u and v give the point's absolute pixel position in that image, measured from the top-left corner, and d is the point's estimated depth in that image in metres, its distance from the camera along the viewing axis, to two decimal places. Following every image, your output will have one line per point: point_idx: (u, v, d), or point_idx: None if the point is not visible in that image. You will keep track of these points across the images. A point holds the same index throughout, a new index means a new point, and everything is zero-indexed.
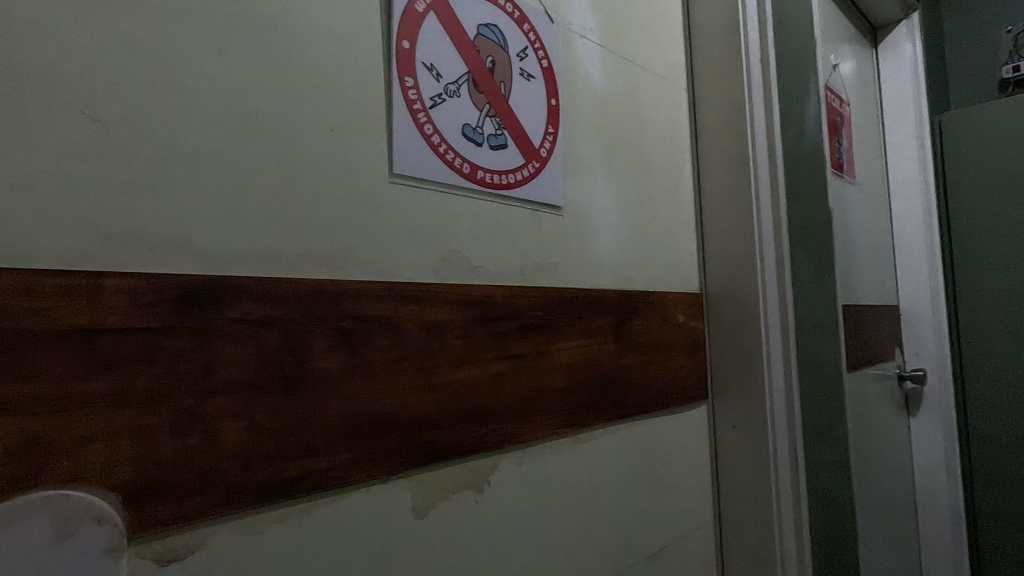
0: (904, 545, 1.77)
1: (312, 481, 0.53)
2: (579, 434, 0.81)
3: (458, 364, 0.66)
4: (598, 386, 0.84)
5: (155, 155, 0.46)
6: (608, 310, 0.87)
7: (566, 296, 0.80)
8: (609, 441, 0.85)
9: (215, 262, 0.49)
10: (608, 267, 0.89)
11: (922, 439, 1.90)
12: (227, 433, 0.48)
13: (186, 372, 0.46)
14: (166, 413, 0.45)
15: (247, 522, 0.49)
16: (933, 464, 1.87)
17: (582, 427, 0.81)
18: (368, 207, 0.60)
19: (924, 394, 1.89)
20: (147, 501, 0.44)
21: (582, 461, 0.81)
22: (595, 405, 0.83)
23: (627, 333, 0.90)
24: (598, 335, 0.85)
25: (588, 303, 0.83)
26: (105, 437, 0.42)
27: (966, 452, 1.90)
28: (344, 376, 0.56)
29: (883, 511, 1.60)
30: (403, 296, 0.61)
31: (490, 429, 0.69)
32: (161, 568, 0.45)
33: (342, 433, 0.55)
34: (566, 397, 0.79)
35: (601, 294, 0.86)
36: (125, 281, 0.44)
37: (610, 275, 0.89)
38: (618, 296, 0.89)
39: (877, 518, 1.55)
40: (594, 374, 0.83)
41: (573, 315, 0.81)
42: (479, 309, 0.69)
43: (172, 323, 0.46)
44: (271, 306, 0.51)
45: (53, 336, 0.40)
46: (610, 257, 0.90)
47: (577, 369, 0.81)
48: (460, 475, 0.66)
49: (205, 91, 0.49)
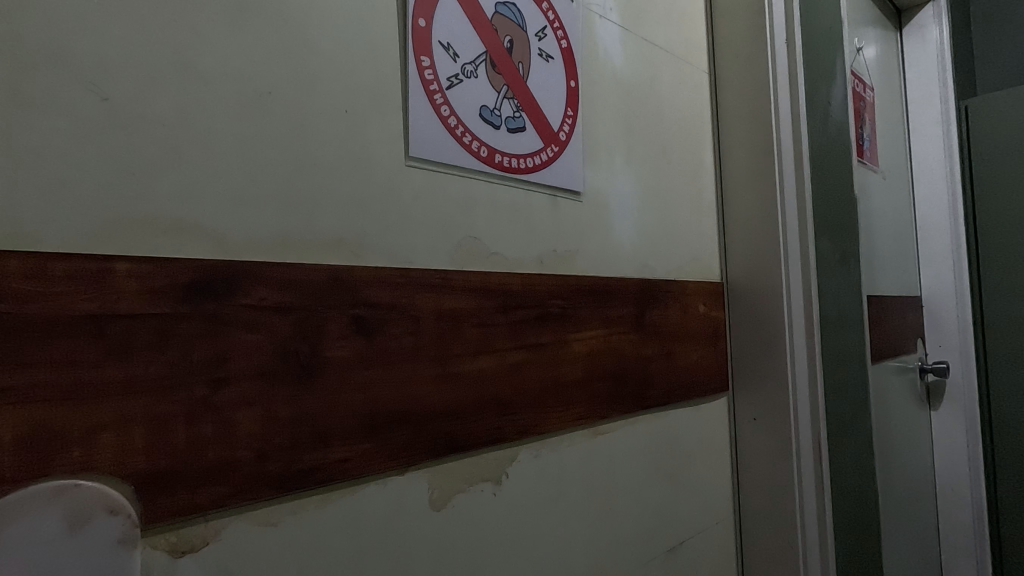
0: (925, 541, 1.74)
1: (329, 472, 0.52)
2: (598, 426, 0.79)
3: (476, 353, 0.64)
4: (618, 376, 0.82)
5: (164, 136, 0.45)
6: (628, 300, 0.84)
7: (586, 285, 0.78)
8: (629, 434, 0.84)
9: (228, 247, 0.47)
10: (627, 256, 0.87)
11: (944, 433, 1.86)
12: (241, 422, 0.47)
13: (198, 360, 0.45)
14: (179, 401, 0.44)
15: (263, 514, 0.48)
16: (955, 460, 1.83)
17: (602, 419, 0.79)
18: (383, 191, 0.58)
19: (947, 387, 1.85)
20: (161, 492, 0.42)
21: (601, 453, 0.79)
22: (615, 396, 0.81)
23: (647, 323, 0.87)
24: (618, 325, 0.82)
25: (607, 292, 0.81)
26: (117, 426, 0.41)
27: (990, 446, 1.85)
28: (360, 365, 0.54)
29: (904, 506, 1.57)
30: (420, 283, 0.59)
31: (509, 420, 0.67)
32: (174, 561, 0.43)
33: (358, 423, 0.54)
34: (585, 388, 0.77)
35: (621, 283, 0.84)
36: (136, 266, 0.42)
37: (630, 263, 0.87)
38: (638, 285, 0.86)
39: (898, 514, 1.52)
40: (614, 364, 0.81)
41: (593, 304, 0.79)
42: (498, 297, 0.67)
43: (184, 309, 0.44)
44: (285, 292, 0.50)
45: (61, 322, 0.39)
46: (629, 246, 0.87)
47: (596, 359, 0.79)
48: (479, 467, 0.64)
49: (216, 69, 0.48)
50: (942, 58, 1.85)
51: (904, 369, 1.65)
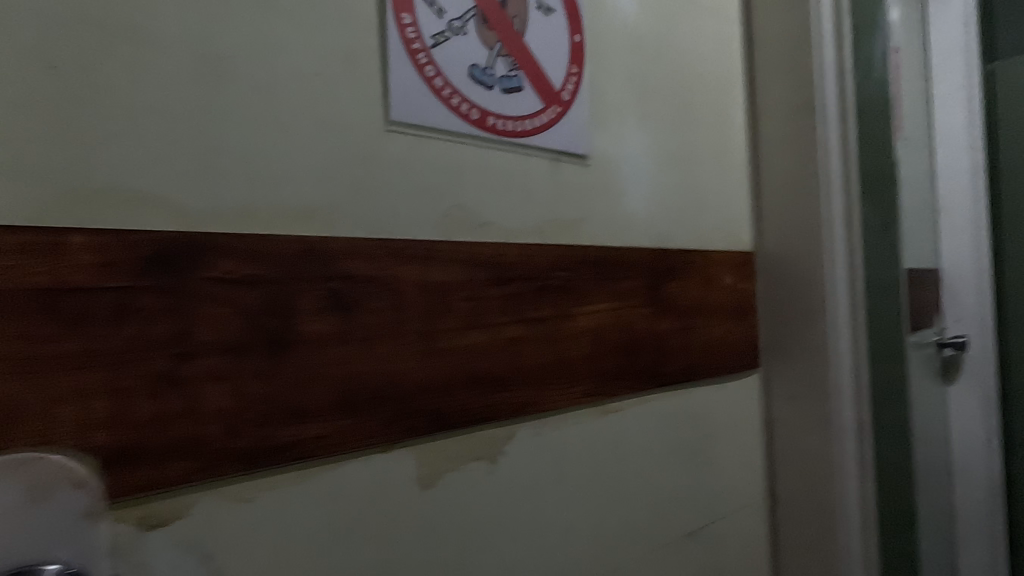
0: (944, 532, 1.60)
1: (306, 448, 0.50)
2: (607, 405, 0.75)
3: (467, 327, 0.61)
4: (630, 352, 0.77)
5: (118, 105, 0.43)
6: (640, 272, 0.79)
7: (591, 255, 0.73)
8: (643, 415, 0.79)
9: (191, 218, 0.46)
10: (640, 225, 0.81)
11: (959, 413, 1.67)
12: (209, 398, 0.46)
13: (161, 334, 0.44)
14: (141, 376, 0.43)
15: (236, 489, 0.47)
16: (974, 444, 1.66)
17: (611, 397, 0.75)
18: (361, 158, 0.55)
19: (965, 363, 1.66)
20: (125, 467, 0.42)
21: (611, 434, 0.75)
22: (625, 373, 0.76)
23: (663, 296, 0.82)
24: (630, 298, 0.77)
25: (617, 263, 0.76)
26: (77, 399, 0.41)
27: (1010, 433, 1.68)
28: (336, 339, 0.52)
29: (926, 491, 1.46)
30: (401, 255, 0.57)
31: (504, 397, 0.64)
32: (143, 534, 0.43)
33: (336, 400, 0.52)
34: (592, 364, 0.73)
35: (633, 253, 0.78)
36: (90, 239, 0.41)
37: (643, 233, 0.81)
38: (653, 255, 0.81)
39: (925, 496, 1.45)
40: (626, 339, 0.77)
41: (600, 276, 0.74)
42: (491, 269, 0.63)
43: (144, 283, 0.43)
44: (254, 265, 0.48)
45: (11, 296, 0.39)
46: (643, 213, 0.81)
47: (605, 334, 0.74)
48: (473, 446, 0.62)
49: (171, 34, 0.46)
50: (967, 13, 1.64)
51: (926, 345, 1.51)
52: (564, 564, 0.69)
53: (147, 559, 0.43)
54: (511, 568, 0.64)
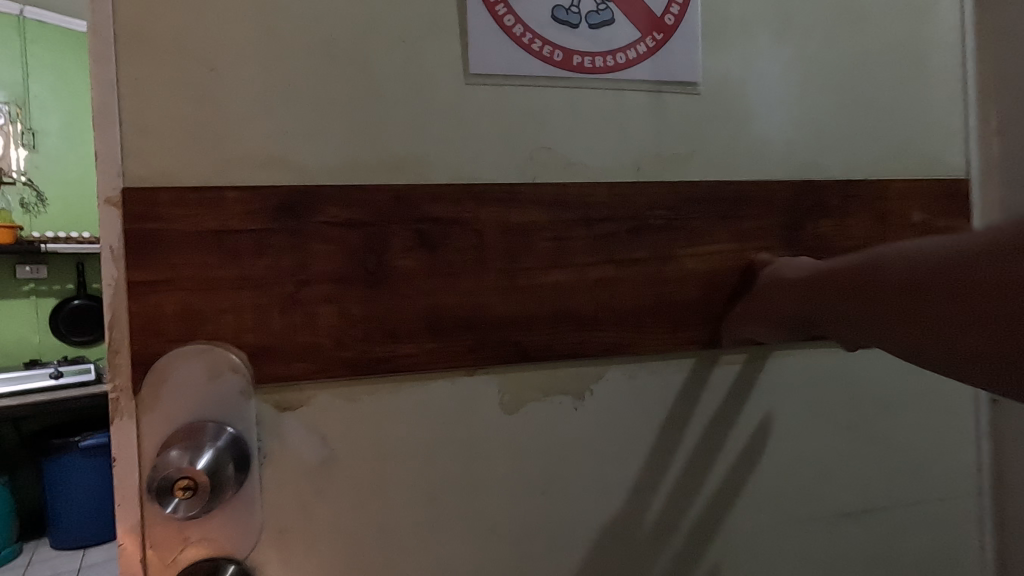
0: None
1: (399, 364, 0.60)
2: (718, 355, 0.69)
3: (553, 268, 0.63)
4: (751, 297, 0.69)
5: (255, 93, 0.58)
6: (769, 209, 0.69)
7: (698, 192, 0.67)
8: (768, 369, 0.71)
9: (307, 175, 0.58)
10: (774, 154, 0.70)
11: None
12: (323, 315, 0.58)
13: (287, 265, 0.57)
14: (275, 296, 0.57)
15: (345, 390, 0.59)
16: None
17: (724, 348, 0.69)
18: (444, 112, 0.61)
19: None
20: (265, 362, 0.57)
21: (723, 386, 0.70)
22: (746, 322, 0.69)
23: (803, 235, 0.70)
24: (752, 239, 0.69)
25: (736, 200, 0.68)
26: (233, 310, 0.56)
27: None
28: (423, 274, 0.60)
29: None
30: (482, 198, 0.62)
31: (593, 336, 0.65)
32: (280, 414, 0.58)
33: (425, 324, 0.60)
34: (699, 309, 0.68)
35: (759, 188, 0.69)
36: (240, 194, 0.56)
37: (779, 163, 0.71)
38: (785, 188, 0.70)
39: None
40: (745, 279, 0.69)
41: (712, 212, 0.68)
42: (579, 209, 0.64)
43: (275, 226, 0.57)
44: (353, 210, 0.59)
45: (193, 236, 0.55)
46: (778, 141, 0.71)
47: (717, 275, 0.68)
48: (558, 380, 0.64)
49: (290, 31, 0.59)
50: None
51: None
52: (663, 511, 0.68)
53: (282, 433, 0.58)
54: (600, 502, 0.66)
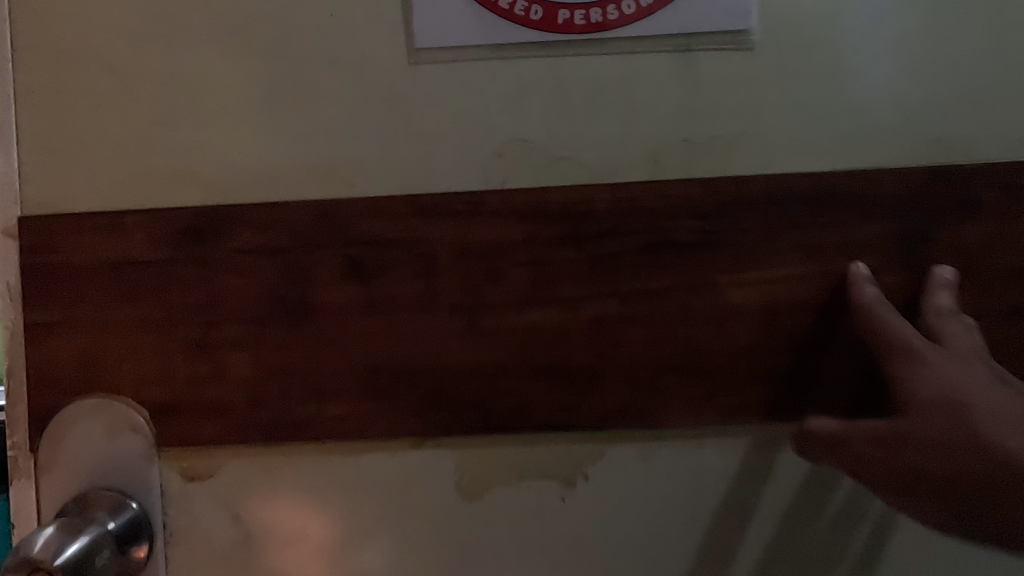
0: None
1: (325, 429, 0.47)
2: (783, 429, 0.47)
3: (529, 304, 0.46)
4: (835, 344, 0.46)
5: (158, 94, 0.47)
6: (866, 214, 0.46)
7: (748, 191, 0.46)
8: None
9: (217, 192, 0.47)
10: (878, 131, 0.47)
11: None
12: (233, 365, 0.47)
13: (193, 303, 0.47)
14: (180, 341, 0.47)
15: (262, 458, 0.48)
16: None
17: (790, 420, 0.47)
18: (384, 102, 0.47)
19: None
20: (169, 420, 0.47)
21: (792, 475, 0.47)
22: (826, 381, 0.46)
23: (927, 251, 0.46)
24: (837, 259, 0.46)
25: (810, 201, 0.46)
26: (134, 357, 0.47)
27: None
28: (356, 313, 0.46)
29: None
30: (433, 213, 0.47)
31: (587, 399, 0.46)
32: (187, 483, 0.47)
33: (357, 379, 0.47)
34: (749, 362, 0.46)
35: (849, 182, 0.46)
36: (140, 219, 0.47)
37: (887, 143, 0.47)
38: (896, 179, 0.46)
39: None
40: (825, 319, 0.46)
41: (770, 220, 0.46)
42: (565, 222, 0.46)
43: (180, 255, 0.47)
44: (269, 233, 0.47)
45: (91, 270, 0.47)
46: (884, 110, 0.47)
47: (779, 312, 0.46)
48: (539, 457, 0.47)
49: (196, 15, 0.47)
50: None
51: None
52: None
53: (191, 507, 0.47)
54: None
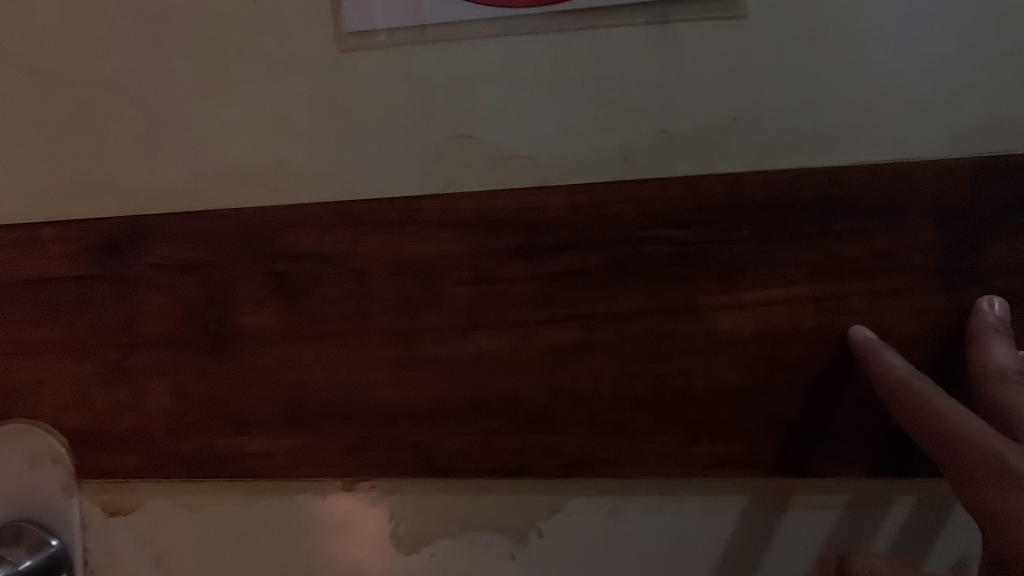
0: None
1: (248, 466, 0.42)
2: (782, 484, 0.39)
3: (473, 329, 0.39)
4: (851, 384, 0.37)
5: (75, 94, 0.43)
6: (894, 222, 0.36)
7: (740, 194, 0.37)
8: (890, 516, 0.38)
9: (135, 201, 0.42)
10: (911, 115, 0.37)
11: None
12: (153, 393, 0.42)
13: (110, 324, 0.43)
14: (98, 365, 0.43)
15: (185, 495, 0.43)
16: None
17: (792, 474, 0.38)
18: (312, 98, 0.41)
19: None
20: (88, 451, 0.43)
21: (793, 541, 0.39)
22: (838, 429, 0.37)
23: (977, 269, 0.36)
24: (854, 278, 0.36)
25: (820, 205, 0.36)
26: (53, 382, 0.43)
27: None
28: (280, 338, 0.41)
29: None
30: (364, 223, 0.40)
31: (542, 443, 0.39)
32: (109, 518, 0.44)
33: (282, 412, 0.41)
34: (740, 402, 0.38)
35: (872, 182, 0.36)
36: (58, 231, 0.43)
37: (924, 130, 0.37)
38: (936, 177, 0.36)
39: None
40: (839, 350, 0.37)
41: (767, 230, 0.37)
42: (515, 233, 0.39)
43: (98, 272, 0.42)
44: (188, 247, 0.42)
45: (10, 287, 0.44)
46: (921, 88, 0.37)
47: (777, 344, 0.37)
48: (488, 506, 0.40)
49: (111, 4, 0.42)
50: None
51: None
52: None
53: (112, 544, 0.44)
54: None
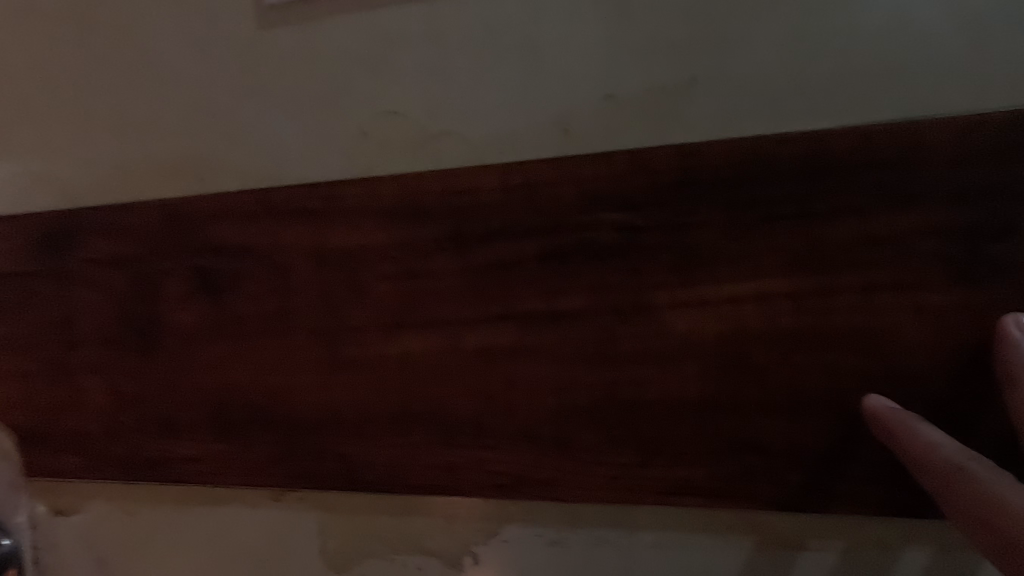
0: None
1: (176, 471, 0.39)
2: (760, 519, 0.32)
3: (398, 329, 0.35)
4: (843, 401, 0.30)
5: (18, 87, 0.43)
6: (891, 198, 0.29)
7: (698, 169, 0.31)
8: (898, 564, 0.31)
9: (73, 194, 0.42)
10: (921, 64, 0.29)
11: None
12: (89, 391, 0.41)
13: (52, 320, 0.42)
14: (42, 362, 0.42)
15: (123, 498, 0.41)
16: None
17: (770, 509, 0.31)
18: (233, 79, 0.38)
19: None
20: (32, 449, 0.42)
21: None
22: (829, 458, 0.30)
23: (1004, 256, 0.28)
24: (842, 268, 0.29)
25: (796, 180, 0.30)
26: (2, 378, 0.43)
27: None
28: (208, 335, 0.39)
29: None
30: (286, 212, 0.37)
31: (473, 459, 0.34)
32: (55, 517, 0.43)
33: (210, 414, 0.39)
34: (705, 419, 0.31)
35: (863, 149, 0.29)
36: (2, 226, 0.42)
37: (936, 83, 0.29)
38: (948, 141, 0.28)
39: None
40: (828, 359, 0.30)
41: (733, 212, 0.31)
42: (442, 220, 0.34)
43: (37, 267, 0.42)
44: (119, 240, 0.40)
45: None
46: (935, 29, 0.29)
47: (748, 349, 0.31)
48: (419, 528, 0.36)
49: None
50: None
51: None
52: None
53: (58, 544, 0.43)
54: None
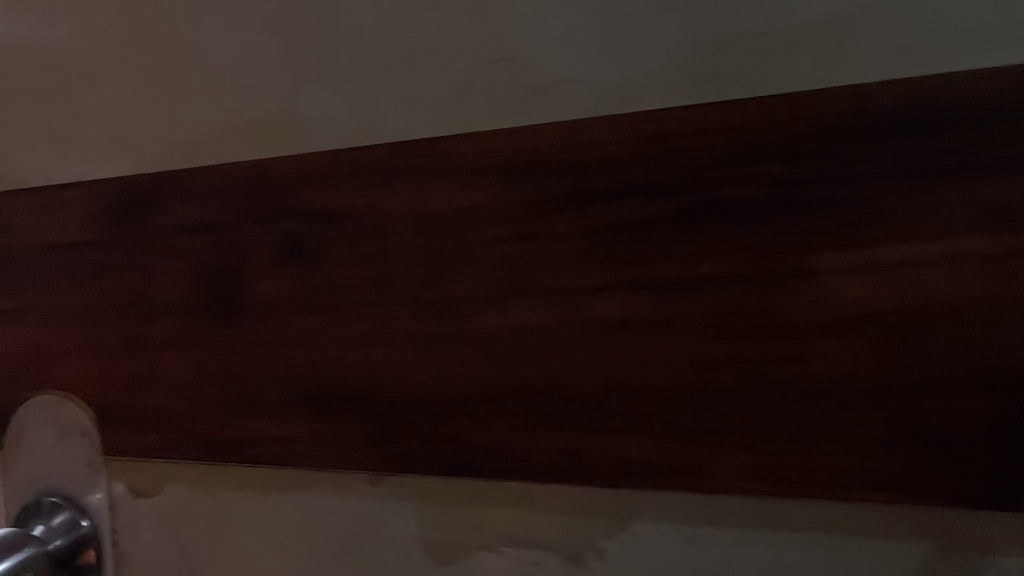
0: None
1: (265, 451, 0.37)
2: (941, 519, 0.27)
3: (509, 298, 0.32)
4: None
5: (87, 44, 0.40)
6: None
7: (870, 111, 0.27)
8: None
9: (148, 159, 0.39)
10: None
11: None
12: (170, 367, 0.39)
13: (132, 292, 0.40)
14: (120, 336, 0.40)
15: (202, 481, 0.39)
16: None
17: (958, 506, 0.27)
18: (323, 27, 0.35)
19: None
20: (112, 427, 0.40)
21: None
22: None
23: None
24: None
25: (999, 120, 0.25)
26: (79, 353, 0.41)
27: None
28: (296, 307, 0.36)
29: None
30: (383, 172, 0.34)
31: (598, 442, 0.31)
32: (132, 500, 0.40)
33: (300, 391, 0.36)
34: (877, 401, 0.27)
35: None
36: (81, 193, 0.40)
37: None
38: None
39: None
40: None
41: (915, 161, 0.26)
42: (562, 176, 0.31)
43: (117, 236, 0.40)
44: (202, 206, 0.38)
45: (37, 253, 0.42)
46: None
47: (932, 319, 0.26)
48: (531, 518, 0.33)
49: None
50: None
51: None
52: None
53: (136, 528, 0.40)
54: None
